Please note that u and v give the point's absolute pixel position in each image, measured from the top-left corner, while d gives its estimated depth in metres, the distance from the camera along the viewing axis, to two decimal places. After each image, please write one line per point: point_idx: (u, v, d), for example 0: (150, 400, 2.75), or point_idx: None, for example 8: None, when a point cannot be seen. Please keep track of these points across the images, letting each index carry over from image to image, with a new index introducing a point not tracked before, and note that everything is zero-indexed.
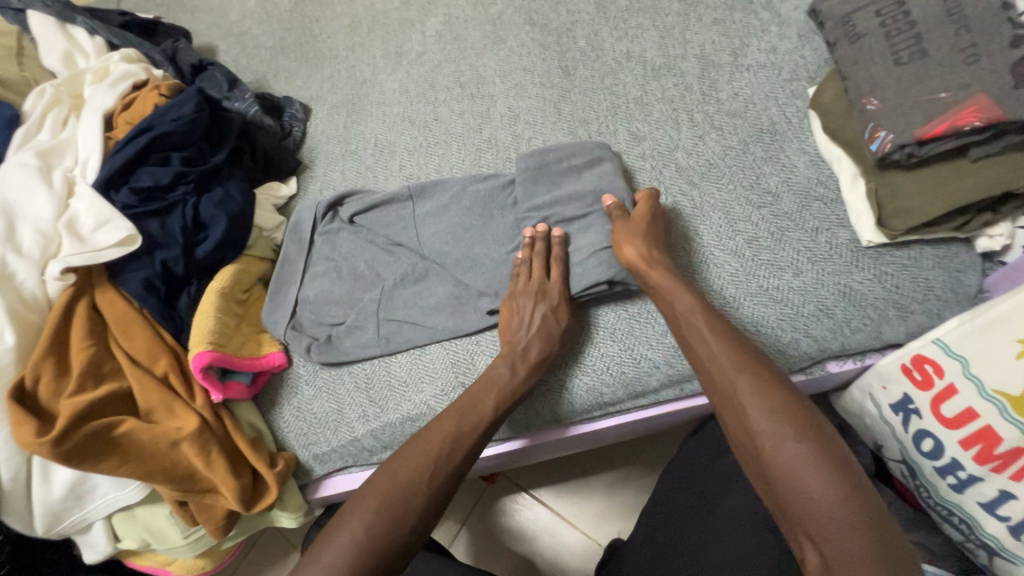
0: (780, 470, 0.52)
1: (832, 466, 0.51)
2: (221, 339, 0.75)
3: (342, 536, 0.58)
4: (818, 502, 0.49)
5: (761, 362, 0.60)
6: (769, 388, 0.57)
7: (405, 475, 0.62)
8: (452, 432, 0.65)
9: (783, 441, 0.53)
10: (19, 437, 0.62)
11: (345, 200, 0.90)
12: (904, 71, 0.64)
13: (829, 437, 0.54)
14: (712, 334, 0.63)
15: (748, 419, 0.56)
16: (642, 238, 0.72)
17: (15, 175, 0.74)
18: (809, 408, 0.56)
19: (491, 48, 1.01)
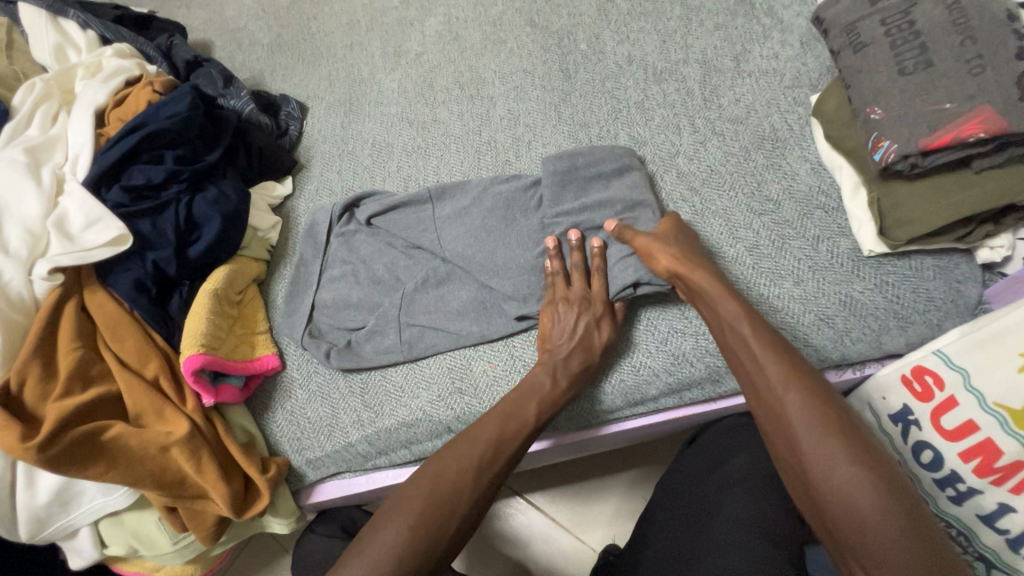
0: (832, 491, 0.51)
1: (887, 489, 0.50)
2: (214, 342, 0.73)
3: (389, 537, 0.57)
4: (872, 524, 0.49)
5: (810, 374, 0.58)
6: (822, 403, 0.55)
7: (448, 480, 0.62)
8: (497, 440, 0.65)
9: (838, 461, 0.52)
10: (3, 442, 0.60)
11: (363, 201, 0.88)
12: (909, 81, 0.63)
13: (883, 457, 0.52)
14: (757, 345, 0.61)
15: (797, 438, 0.55)
16: (676, 244, 0.70)
17: (3, 171, 0.73)
18: (860, 424, 0.55)
19: (491, 50, 1.00)
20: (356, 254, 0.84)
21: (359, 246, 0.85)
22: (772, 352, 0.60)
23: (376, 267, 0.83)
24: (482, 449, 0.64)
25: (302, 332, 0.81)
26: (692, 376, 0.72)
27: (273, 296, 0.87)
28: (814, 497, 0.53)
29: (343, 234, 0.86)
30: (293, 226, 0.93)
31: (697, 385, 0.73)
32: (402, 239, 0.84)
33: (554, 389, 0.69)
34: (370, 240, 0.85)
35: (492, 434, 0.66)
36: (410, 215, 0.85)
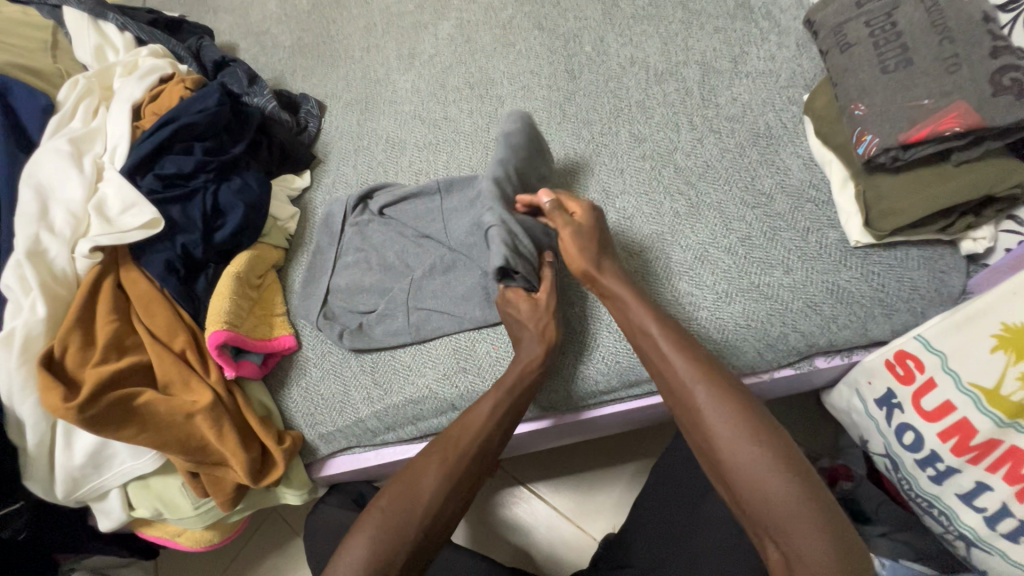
0: (740, 472, 0.56)
1: (786, 466, 0.54)
2: (236, 320, 0.78)
3: (355, 551, 0.58)
4: (775, 500, 0.53)
5: (713, 364, 0.63)
6: (725, 391, 0.60)
7: (416, 469, 0.64)
8: (459, 435, 0.66)
9: (742, 444, 0.56)
10: (46, 401, 0.66)
11: (375, 193, 0.94)
12: (891, 79, 0.67)
13: (782, 437, 0.57)
14: (667, 342, 0.65)
15: (708, 427, 0.59)
16: (586, 247, 0.73)
17: (49, 159, 0.79)
18: (760, 407, 0.59)
19: (500, 52, 1.05)
20: (369, 242, 0.89)
21: (372, 235, 0.90)
22: (681, 347, 0.64)
23: (387, 254, 0.88)
24: (451, 451, 0.65)
25: (317, 314, 0.86)
26: None
27: (291, 281, 0.92)
28: (727, 481, 0.57)
29: (357, 223, 0.91)
30: (311, 217, 0.98)
31: None
32: (412, 228, 0.89)
33: (508, 376, 0.70)
34: (382, 229, 0.90)
35: (463, 431, 0.67)
36: (420, 206, 0.90)
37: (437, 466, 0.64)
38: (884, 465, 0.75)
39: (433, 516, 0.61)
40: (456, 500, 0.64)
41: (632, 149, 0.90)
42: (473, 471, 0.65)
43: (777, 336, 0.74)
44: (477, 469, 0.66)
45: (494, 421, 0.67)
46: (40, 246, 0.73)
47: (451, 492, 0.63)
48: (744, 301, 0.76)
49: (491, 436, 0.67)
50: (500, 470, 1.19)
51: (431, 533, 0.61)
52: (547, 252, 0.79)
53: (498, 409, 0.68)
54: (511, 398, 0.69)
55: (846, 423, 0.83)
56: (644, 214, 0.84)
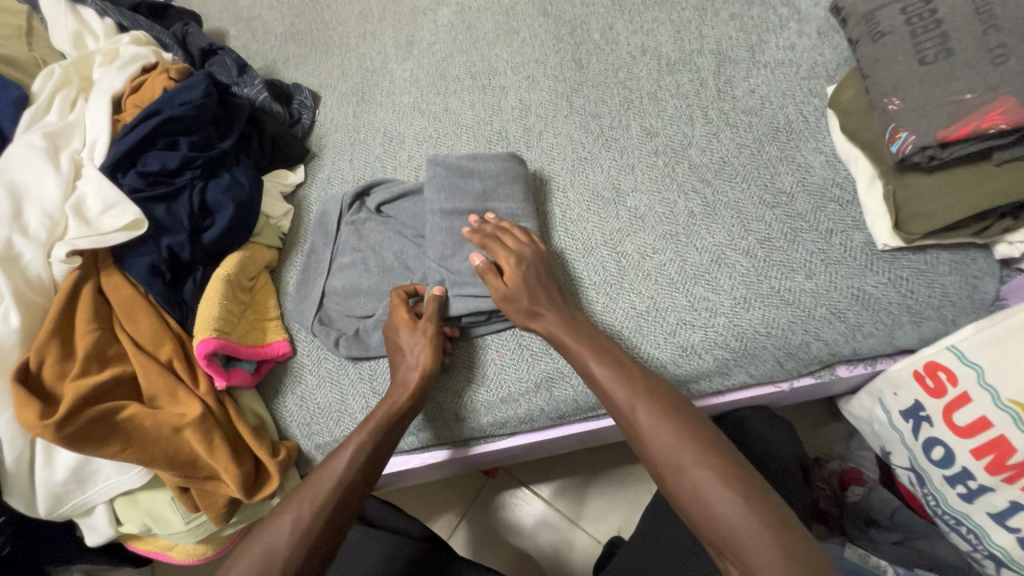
0: (693, 492, 0.55)
1: (731, 482, 0.54)
2: (226, 327, 0.74)
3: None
4: (730, 517, 0.53)
5: (654, 384, 0.63)
6: (665, 412, 0.60)
7: (267, 536, 0.57)
8: (319, 485, 0.60)
9: (691, 464, 0.56)
10: (22, 419, 0.62)
11: (371, 190, 0.89)
12: (928, 71, 0.62)
13: (725, 450, 0.57)
14: (603, 370, 0.64)
15: (654, 452, 0.59)
16: (524, 289, 0.70)
17: (23, 156, 0.74)
18: (704, 423, 0.60)
19: (504, 39, 0.99)
20: (366, 242, 0.85)
21: (369, 234, 0.85)
22: (622, 373, 0.64)
23: (385, 255, 0.83)
24: (307, 506, 0.59)
25: (312, 319, 0.81)
26: (700, 368, 0.72)
27: (285, 283, 0.88)
28: (682, 504, 0.56)
29: (353, 223, 0.86)
30: (305, 214, 0.94)
31: (705, 377, 0.72)
32: (411, 228, 0.85)
33: (373, 417, 0.67)
34: (380, 229, 0.85)
35: (321, 482, 0.61)
36: (421, 204, 0.85)
37: (292, 521, 0.58)
38: (908, 479, 0.73)
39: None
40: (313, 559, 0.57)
41: (644, 144, 0.85)
42: (335, 523, 0.59)
43: (799, 344, 0.70)
44: (340, 522, 0.60)
45: (353, 469, 0.62)
46: (13, 250, 0.69)
47: (309, 548, 0.57)
48: (764, 307, 0.71)
49: (354, 486, 0.62)
50: (502, 471, 1.15)
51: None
52: (438, 288, 0.75)
53: (360, 455, 0.63)
54: (374, 444, 0.65)
55: (867, 433, 0.79)
56: (657, 214, 0.80)
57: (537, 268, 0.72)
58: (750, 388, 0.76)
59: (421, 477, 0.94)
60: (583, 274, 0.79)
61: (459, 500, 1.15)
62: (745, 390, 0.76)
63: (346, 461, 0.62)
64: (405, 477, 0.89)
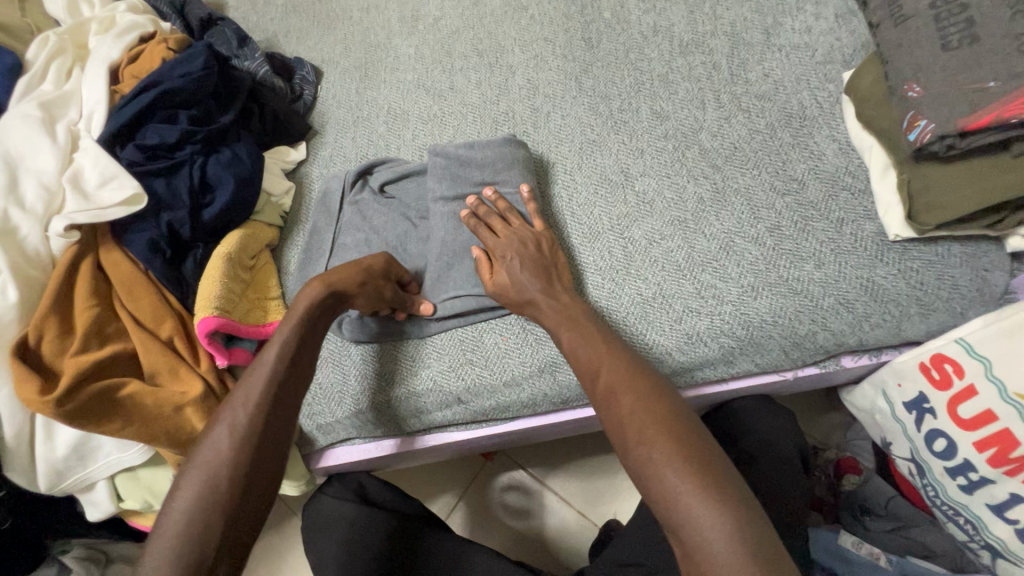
0: (640, 462, 0.54)
1: (677, 459, 0.52)
2: (228, 305, 0.73)
3: (165, 533, 0.49)
4: (669, 488, 0.51)
5: (624, 358, 0.62)
6: (628, 384, 0.59)
7: (213, 441, 0.55)
8: (247, 392, 0.58)
9: (642, 432, 0.55)
10: (22, 394, 0.62)
11: (374, 169, 0.87)
12: (952, 58, 0.61)
13: (681, 425, 0.55)
14: (577, 341, 0.65)
15: (612, 423, 0.58)
16: (509, 276, 0.71)
17: (18, 126, 0.72)
18: (668, 398, 0.58)
19: (512, 16, 0.97)
20: (368, 222, 0.83)
21: (372, 215, 0.83)
22: (594, 346, 0.64)
23: (388, 236, 0.82)
24: (242, 409, 0.57)
25: None
26: (705, 356, 0.71)
27: (286, 262, 0.87)
28: (631, 473, 0.55)
29: (356, 202, 0.84)
30: (306, 193, 0.92)
31: (709, 365, 0.72)
32: (415, 210, 0.84)
33: (293, 314, 0.66)
34: (382, 209, 0.84)
35: (252, 384, 0.59)
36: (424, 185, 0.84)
37: (229, 425, 0.56)
38: (908, 469, 0.73)
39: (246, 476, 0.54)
40: (260, 458, 0.55)
41: (654, 127, 0.83)
42: (276, 420, 0.58)
43: (806, 334, 0.70)
44: (280, 418, 0.59)
45: (280, 371, 0.60)
46: (10, 223, 0.67)
47: (262, 445, 0.56)
48: (771, 297, 0.71)
49: (284, 387, 0.60)
50: (500, 454, 1.16)
51: (250, 493, 0.54)
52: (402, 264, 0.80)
53: (285, 354, 0.62)
54: (297, 343, 0.64)
55: (867, 423, 0.80)
56: (665, 200, 0.79)
57: (523, 253, 0.72)
58: (754, 377, 0.76)
59: (420, 459, 0.94)
60: (589, 262, 0.78)
61: (457, 482, 1.16)
62: (749, 379, 0.76)
63: (273, 361, 0.61)
64: (405, 458, 0.89)
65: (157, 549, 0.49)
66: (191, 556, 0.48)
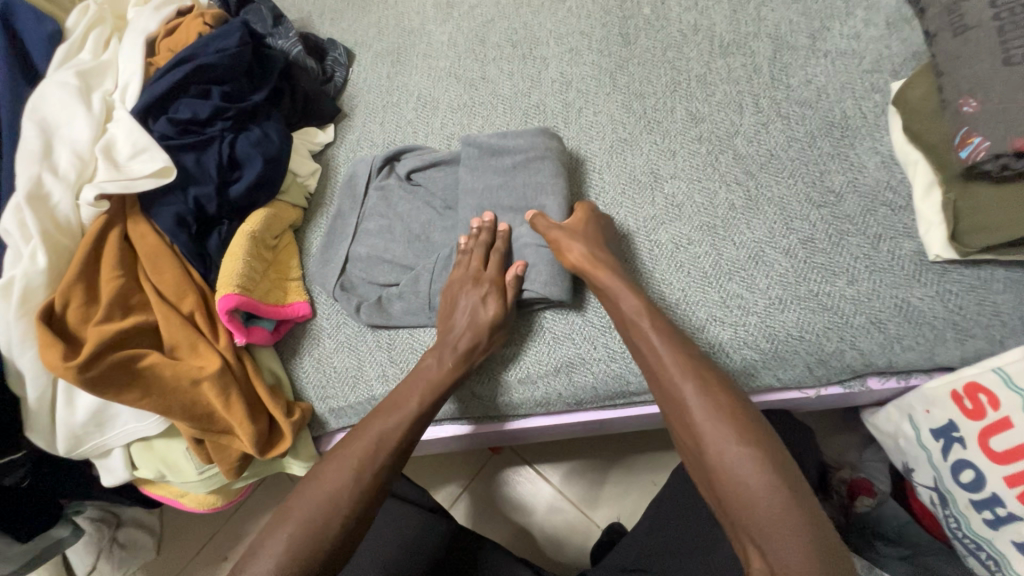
0: (729, 470, 0.53)
1: (772, 472, 0.52)
2: (248, 284, 0.73)
3: (261, 567, 0.55)
4: (765, 515, 0.51)
5: (713, 372, 0.59)
6: (722, 400, 0.57)
7: (328, 492, 0.59)
8: (377, 439, 0.63)
9: (737, 453, 0.53)
10: (46, 359, 0.62)
11: (402, 155, 0.87)
12: (1013, 73, 0.58)
13: (770, 438, 0.55)
14: (665, 346, 0.61)
15: (695, 425, 0.56)
16: (585, 238, 0.70)
17: (56, 94, 0.73)
18: (759, 419, 0.56)
19: (549, 7, 0.95)
20: (393, 208, 0.83)
21: (397, 201, 0.83)
22: (677, 344, 0.61)
23: (412, 224, 0.82)
24: (359, 466, 0.61)
25: (333, 284, 0.80)
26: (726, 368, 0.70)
27: (308, 244, 0.87)
28: (713, 478, 0.54)
29: (383, 189, 0.84)
30: (332, 175, 0.92)
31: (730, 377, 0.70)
32: (440, 199, 0.83)
33: (422, 372, 0.68)
34: (408, 197, 0.84)
35: (369, 438, 0.63)
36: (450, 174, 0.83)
37: (353, 472, 0.61)
38: (929, 498, 0.71)
39: (345, 534, 0.58)
40: (361, 516, 0.60)
41: (688, 129, 0.81)
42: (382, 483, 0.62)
43: (833, 351, 0.67)
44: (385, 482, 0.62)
45: (407, 431, 0.64)
46: (43, 189, 0.68)
47: (365, 506, 0.60)
48: (799, 311, 0.69)
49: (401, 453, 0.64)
50: (507, 449, 1.16)
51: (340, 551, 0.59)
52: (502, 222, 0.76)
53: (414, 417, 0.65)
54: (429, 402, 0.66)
55: (889, 447, 0.77)
56: (695, 204, 0.76)
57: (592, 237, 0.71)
58: (775, 392, 0.74)
59: (427, 448, 0.94)
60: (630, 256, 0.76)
61: (462, 473, 1.16)
62: (771, 393, 0.74)
63: (397, 424, 0.64)
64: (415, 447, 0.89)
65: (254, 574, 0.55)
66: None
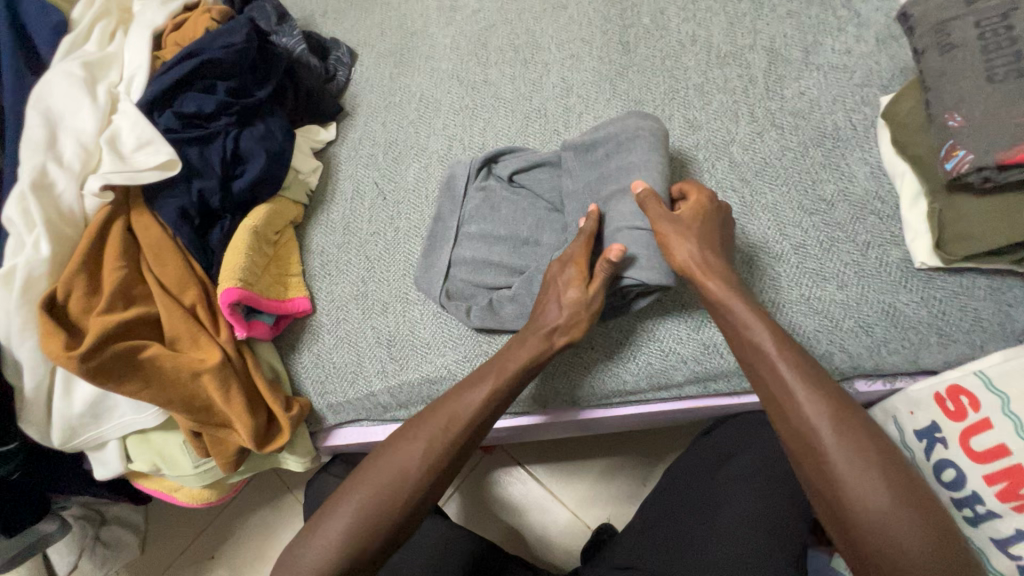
0: (873, 522, 0.49)
1: (927, 531, 0.48)
2: (251, 278, 0.74)
3: (333, 528, 0.57)
4: (918, 575, 0.47)
5: (853, 411, 0.54)
6: (870, 448, 0.52)
7: (400, 461, 0.60)
8: (452, 415, 0.62)
9: (889, 509, 0.49)
10: (47, 348, 0.62)
11: (500, 157, 0.83)
12: (997, 90, 0.61)
13: (924, 491, 0.50)
14: (793, 377, 0.56)
15: (832, 469, 0.52)
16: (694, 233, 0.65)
17: (61, 84, 0.73)
18: (911, 469, 0.51)
19: (551, 14, 0.97)
20: (496, 212, 0.79)
21: (500, 204, 0.80)
22: (806, 375, 0.56)
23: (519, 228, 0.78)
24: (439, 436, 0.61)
25: (439, 291, 0.76)
26: (718, 368, 0.72)
27: (309, 240, 0.87)
28: (851, 526, 0.51)
29: (483, 192, 0.81)
30: (333, 173, 0.93)
31: (723, 377, 0.72)
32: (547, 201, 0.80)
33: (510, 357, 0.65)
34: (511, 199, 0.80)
35: (450, 412, 0.62)
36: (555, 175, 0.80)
37: (424, 448, 0.60)
38: None
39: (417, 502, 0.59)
40: (429, 492, 0.60)
41: (686, 136, 0.83)
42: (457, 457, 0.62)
43: (823, 353, 0.70)
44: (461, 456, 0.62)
45: (484, 411, 0.62)
46: (47, 178, 0.68)
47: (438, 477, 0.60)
48: (791, 314, 0.71)
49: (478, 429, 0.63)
50: (499, 448, 1.17)
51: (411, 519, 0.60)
52: (593, 206, 0.71)
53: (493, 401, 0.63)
54: (509, 386, 0.64)
55: None
56: None
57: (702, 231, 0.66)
58: None
59: None
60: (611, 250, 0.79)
61: (455, 472, 1.17)
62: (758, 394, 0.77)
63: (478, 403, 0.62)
64: None
65: (326, 534, 0.57)
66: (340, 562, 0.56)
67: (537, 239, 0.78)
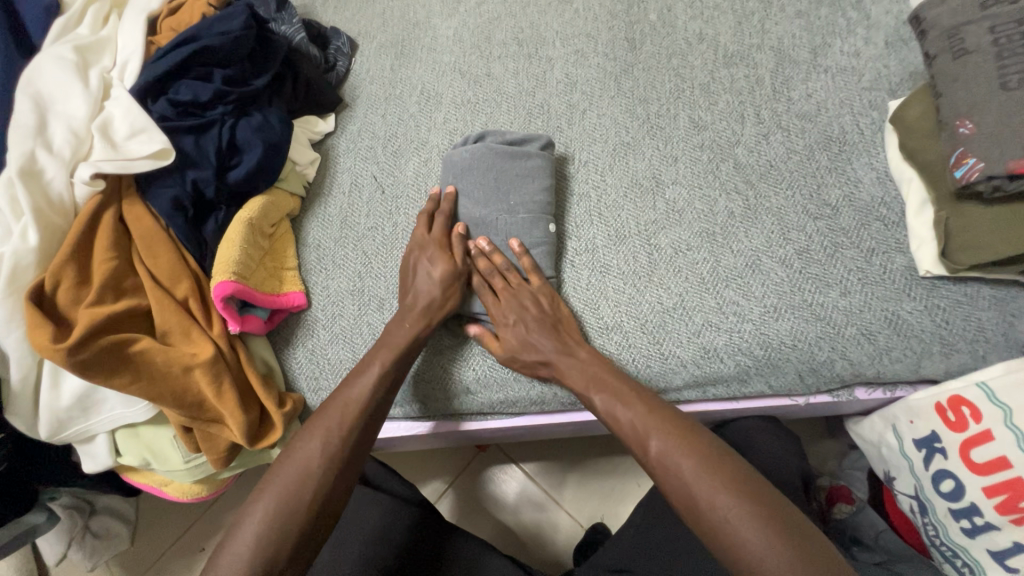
0: (718, 524, 0.53)
1: (761, 516, 0.52)
2: (245, 271, 0.72)
3: (245, 535, 0.55)
4: (767, 558, 0.50)
5: (680, 424, 0.61)
6: (696, 452, 0.58)
7: (301, 457, 0.59)
8: (342, 407, 0.63)
9: (728, 513, 0.53)
10: (33, 340, 0.61)
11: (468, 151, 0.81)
12: (1010, 97, 0.60)
13: (753, 480, 0.56)
14: (623, 410, 0.63)
15: (674, 484, 0.57)
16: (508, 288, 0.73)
17: (52, 68, 0.71)
18: (740, 464, 0.57)
19: (556, 8, 0.95)
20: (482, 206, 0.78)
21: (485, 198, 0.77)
22: (633, 405, 0.63)
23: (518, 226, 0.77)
24: (335, 425, 0.62)
25: None
26: (720, 372, 0.71)
27: (305, 234, 0.86)
28: (709, 536, 0.54)
29: (473, 153, 0.79)
30: (330, 166, 0.91)
31: (722, 382, 0.72)
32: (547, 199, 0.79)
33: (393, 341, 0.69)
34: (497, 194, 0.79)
35: (341, 404, 0.63)
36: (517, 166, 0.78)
37: (319, 451, 0.60)
38: (909, 506, 0.73)
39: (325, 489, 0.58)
40: (341, 488, 0.60)
41: (690, 136, 0.82)
42: (357, 443, 0.62)
43: (824, 360, 0.69)
44: (363, 443, 0.63)
45: (370, 397, 0.64)
46: (36, 165, 0.66)
47: (342, 462, 0.60)
48: (791, 321, 0.70)
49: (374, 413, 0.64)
50: (493, 446, 1.16)
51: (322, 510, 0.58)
52: (514, 240, 0.75)
53: (380, 384, 0.66)
54: (394, 371, 0.67)
55: (871, 456, 0.80)
56: (695, 211, 0.77)
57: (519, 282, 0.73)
58: (763, 399, 0.76)
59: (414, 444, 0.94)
60: (573, 238, 0.80)
61: (448, 469, 1.16)
62: (758, 400, 0.76)
63: (366, 387, 0.65)
64: (403, 442, 0.89)
65: (232, 553, 0.54)
66: (263, 563, 0.53)
67: (537, 240, 0.76)
